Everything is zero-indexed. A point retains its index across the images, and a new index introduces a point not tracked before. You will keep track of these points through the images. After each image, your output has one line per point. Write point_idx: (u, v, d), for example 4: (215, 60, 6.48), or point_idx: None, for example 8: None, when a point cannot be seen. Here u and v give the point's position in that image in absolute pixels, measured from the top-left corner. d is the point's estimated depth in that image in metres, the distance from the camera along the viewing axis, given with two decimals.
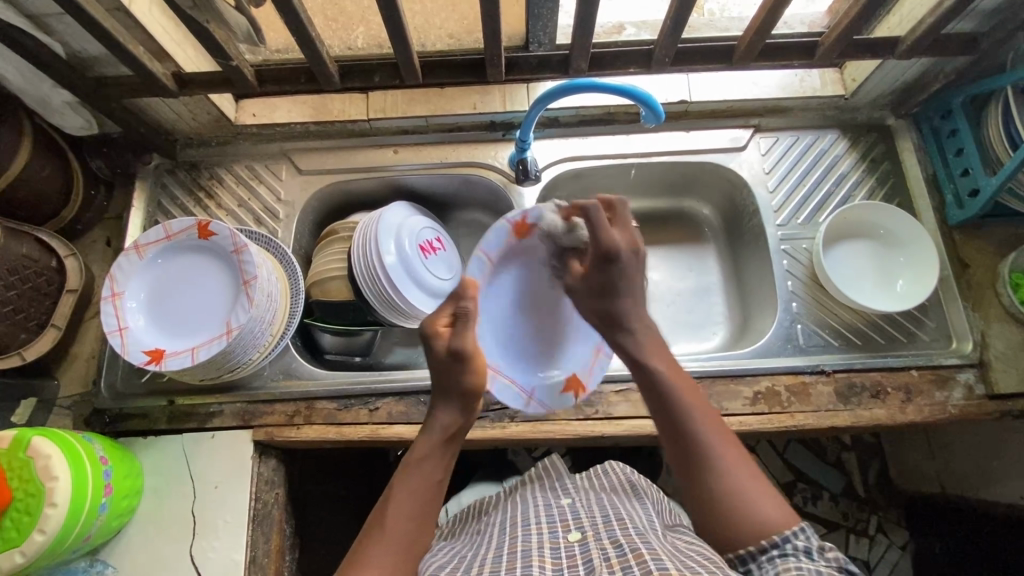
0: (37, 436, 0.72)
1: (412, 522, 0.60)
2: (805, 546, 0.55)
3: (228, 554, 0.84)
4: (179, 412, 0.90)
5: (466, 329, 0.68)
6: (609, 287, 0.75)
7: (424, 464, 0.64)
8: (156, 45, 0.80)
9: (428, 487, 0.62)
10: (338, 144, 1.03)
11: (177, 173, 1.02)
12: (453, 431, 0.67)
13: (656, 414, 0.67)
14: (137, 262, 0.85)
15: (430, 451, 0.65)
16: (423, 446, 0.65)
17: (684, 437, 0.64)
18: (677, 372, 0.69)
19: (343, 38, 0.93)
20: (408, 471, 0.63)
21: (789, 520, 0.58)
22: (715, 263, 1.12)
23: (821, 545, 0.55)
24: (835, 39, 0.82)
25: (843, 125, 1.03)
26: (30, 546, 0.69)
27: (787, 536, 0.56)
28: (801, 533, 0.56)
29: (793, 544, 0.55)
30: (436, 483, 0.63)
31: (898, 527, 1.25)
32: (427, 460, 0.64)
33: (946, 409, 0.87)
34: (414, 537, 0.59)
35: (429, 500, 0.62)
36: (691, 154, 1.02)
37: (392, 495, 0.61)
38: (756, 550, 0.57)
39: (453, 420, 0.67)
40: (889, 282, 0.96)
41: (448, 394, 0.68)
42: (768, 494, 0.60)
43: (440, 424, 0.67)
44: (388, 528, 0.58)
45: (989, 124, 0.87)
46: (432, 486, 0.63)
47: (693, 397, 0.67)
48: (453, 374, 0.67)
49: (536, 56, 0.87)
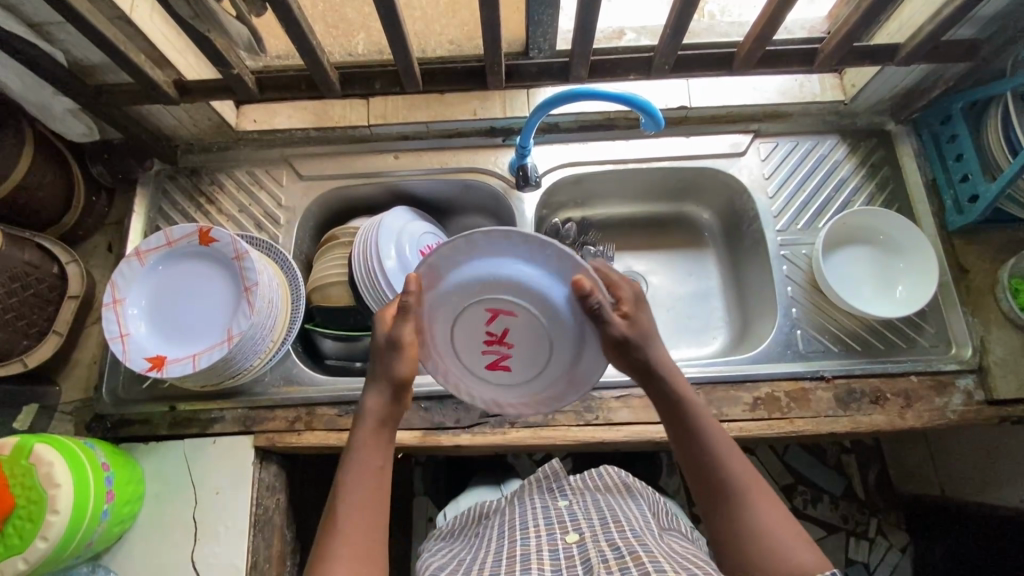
0: (38, 443, 0.72)
1: (360, 516, 0.59)
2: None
3: (228, 559, 0.84)
4: (181, 417, 0.91)
5: (404, 321, 0.67)
6: (646, 333, 0.70)
7: (362, 457, 0.63)
8: (157, 53, 0.80)
9: (370, 477, 0.62)
10: (339, 150, 1.03)
11: (177, 178, 1.02)
12: (384, 416, 0.66)
13: (690, 457, 0.66)
14: (138, 269, 0.85)
15: (368, 440, 0.65)
16: (361, 436, 0.65)
17: (721, 488, 0.62)
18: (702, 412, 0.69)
19: (344, 43, 0.94)
20: (350, 466, 0.62)
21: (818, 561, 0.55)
22: (715, 267, 1.12)
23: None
24: (835, 46, 0.82)
25: (843, 130, 1.04)
26: (32, 553, 0.69)
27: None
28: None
29: None
30: (381, 469, 0.63)
31: (897, 530, 1.25)
32: (368, 449, 0.64)
33: (945, 415, 0.88)
34: (364, 530, 0.58)
35: (376, 494, 0.61)
36: (690, 159, 1.02)
37: (340, 492, 0.60)
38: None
39: (381, 409, 0.66)
40: (888, 289, 0.96)
41: (379, 382, 0.67)
42: (796, 538, 0.58)
43: (370, 414, 0.66)
44: (345, 523, 0.58)
45: (989, 130, 0.87)
46: (377, 474, 0.62)
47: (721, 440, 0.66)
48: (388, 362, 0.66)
49: (536, 63, 0.87)
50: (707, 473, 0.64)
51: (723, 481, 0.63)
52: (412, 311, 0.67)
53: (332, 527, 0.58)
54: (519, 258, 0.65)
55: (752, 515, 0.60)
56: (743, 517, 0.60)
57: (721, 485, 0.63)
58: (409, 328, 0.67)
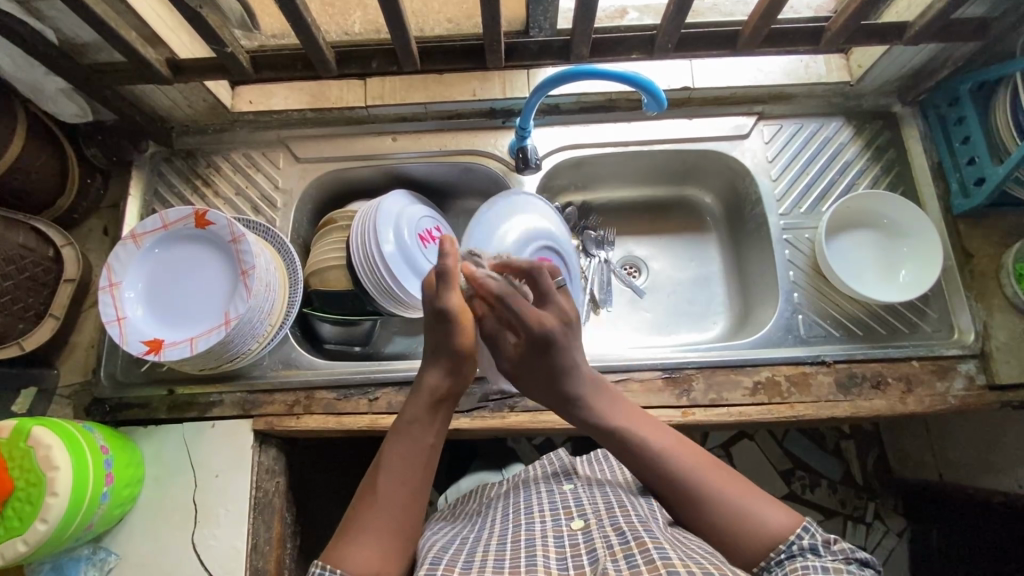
0: (37, 425, 0.72)
1: (403, 489, 0.59)
2: (811, 545, 0.56)
3: (230, 541, 0.85)
4: (180, 401, 0.91)
5: (448, 289, 0.64)
6: (553, 372, 0.67)
7: (413, 429, 0.63)
8: (149, 30, 0.79)
9: (418, 455, 0.62)
10: (336, 131, 1.02)
11: (173, 161, 1.01)
12: (441, 391, 0.65)
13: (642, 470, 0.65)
14: (134, 252, 0.84)
15: (418, 416, 0.64)
16: (413, 410, 0.64)
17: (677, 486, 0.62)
18: (642, 417, 0.68)
19: (340, 22, 0.92)
20: (397, 440, 0.62)
21: (789, 522, 0.59)
22: (716, 251, 1.11)
23: (827, 540, 0.56)
24: (843, 24, 0.80)
25: (849, 112, 1.02)
26: (33, 534, 0.69)
27: (793, 538, 0.57)
28: (806, 531, 0.57)
29: (799, 544, 0.56)
30: (427, 448, 0.63)
31: (895, 515, 1.26)
32: (415, 426, 0.63)
33: (946, 400, 0.87)
34: (407, 504, 0.59)
35: (422, 470, 0.61)
36: (693, 141, 1.01)
37: (383, 463, 0.61)
38: (766, 562, 0.57)
39: (441, 381, 0.65)
40: (892, 273, 0.95)
41: (438, 352, 0.66)
42: (772, 506, 0.60)
43: (427, 387, 0.65)
44: (382, 495, 0.58)
45: (998, 112, 0.85)
46: (423, 452, 0.62)
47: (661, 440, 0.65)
48: (446, 335, 0.64)
49: (537, 41, 0.85)
50: (660, 478, 0.63)
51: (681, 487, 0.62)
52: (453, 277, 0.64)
53: (370, 498, 0.59)
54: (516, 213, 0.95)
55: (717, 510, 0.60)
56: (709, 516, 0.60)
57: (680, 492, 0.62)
58: (456, 297, 0.64)
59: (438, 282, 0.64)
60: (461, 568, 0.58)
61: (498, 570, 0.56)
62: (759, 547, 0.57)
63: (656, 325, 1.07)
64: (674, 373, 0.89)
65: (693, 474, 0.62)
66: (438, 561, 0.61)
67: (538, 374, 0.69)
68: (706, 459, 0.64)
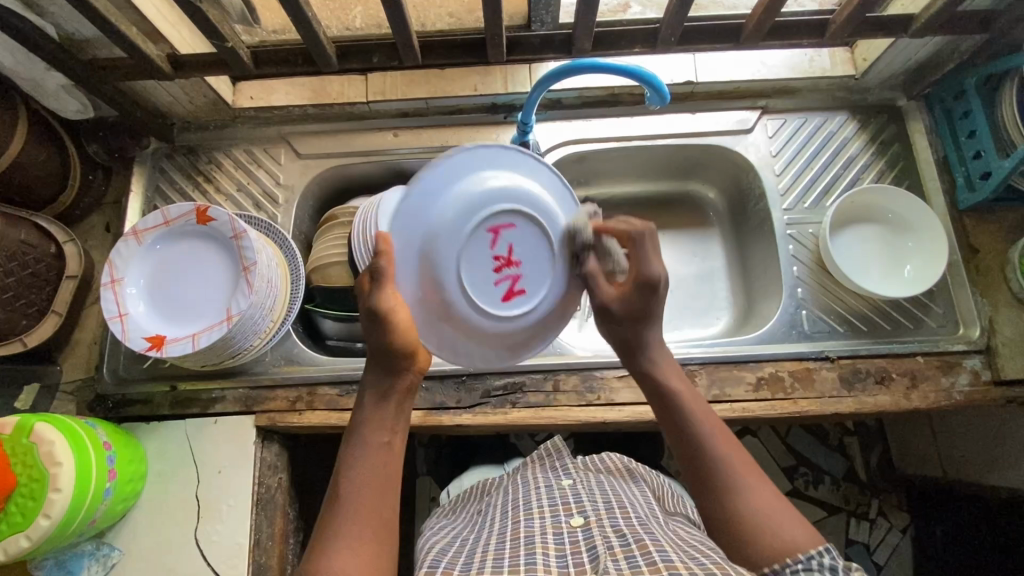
0: (39, 422, 0.72)
1: (370, 491, 0.58)
2: (831, 564, 0.54)
3: (232, 537, 0.85)
4: (182, 397, 0.91)
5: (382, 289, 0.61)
6: (644, 314, 0.67)
7: (365, 431, 0.62)
8: (150, 26, 0.78)
9: (376, 455, 0.60)
10: (338, 127, 1.01)
11: (175, 157, 1.01)
12: (388, 390, 0.63)
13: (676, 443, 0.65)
14: (136, 248, 0.84)
15: (370, 417, 0.63)
16: (364, 413, 0.63)
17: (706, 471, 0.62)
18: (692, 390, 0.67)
19: (341, 17, 0.92)
20: (353, 444, 0.61)
21: (811, 540, 0.57)
22: (719, 247, 1.11)
23: (849, 564, 0.54)
24: (847, 16, 0.79)
25: (854, 105, 1.01)
26: (35, 531, 0.69)
27: (813, 553, 0.55)
28: (828, 550, 0.54)
29: (818, 560, 0.54)
30: (384, 447, 0.61)
31: (899, 511, 1.24)
32: (368, 427, 0.62)
33: (951, 396, 0.87)
34: (376, 503, 0.58)
35: (383, 471, 0.60)
36: (697, 137, 1.00)
37: (345, 470, 0.59)
38: (779, 567, 0.55)
39: (383, 380, 0.63)
40: (897, 269, 0.94)
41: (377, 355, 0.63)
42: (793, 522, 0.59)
43: (373, 386, 0.64)
44: (347, 500, 0.57)
45: (1003, 105, 0.85)
46: (380, 452, 0.61)
47: (711, 419, 0.65)
48: (376, 335, 0.61)
49: (539, 35, 0.84)
50: (691, 457, 0.63)
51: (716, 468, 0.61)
52: (388, 276, 0.61)
53: (340, 503, 0.58)
54: (530, 177, 0.65)
55: (746, 504, 0.59)
56: (735, 505, 0.60)
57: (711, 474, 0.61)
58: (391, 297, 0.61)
59: (371, 280, 0.62)
60: (458, 571, 0.58)
61: (497, 569, 0.56)
62: (773, 552, 0.56)
63: None
64: (677, 368, 0.89)
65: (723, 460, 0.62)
66: (436, 565, 0.61)
67: (625, 321, 0.68)
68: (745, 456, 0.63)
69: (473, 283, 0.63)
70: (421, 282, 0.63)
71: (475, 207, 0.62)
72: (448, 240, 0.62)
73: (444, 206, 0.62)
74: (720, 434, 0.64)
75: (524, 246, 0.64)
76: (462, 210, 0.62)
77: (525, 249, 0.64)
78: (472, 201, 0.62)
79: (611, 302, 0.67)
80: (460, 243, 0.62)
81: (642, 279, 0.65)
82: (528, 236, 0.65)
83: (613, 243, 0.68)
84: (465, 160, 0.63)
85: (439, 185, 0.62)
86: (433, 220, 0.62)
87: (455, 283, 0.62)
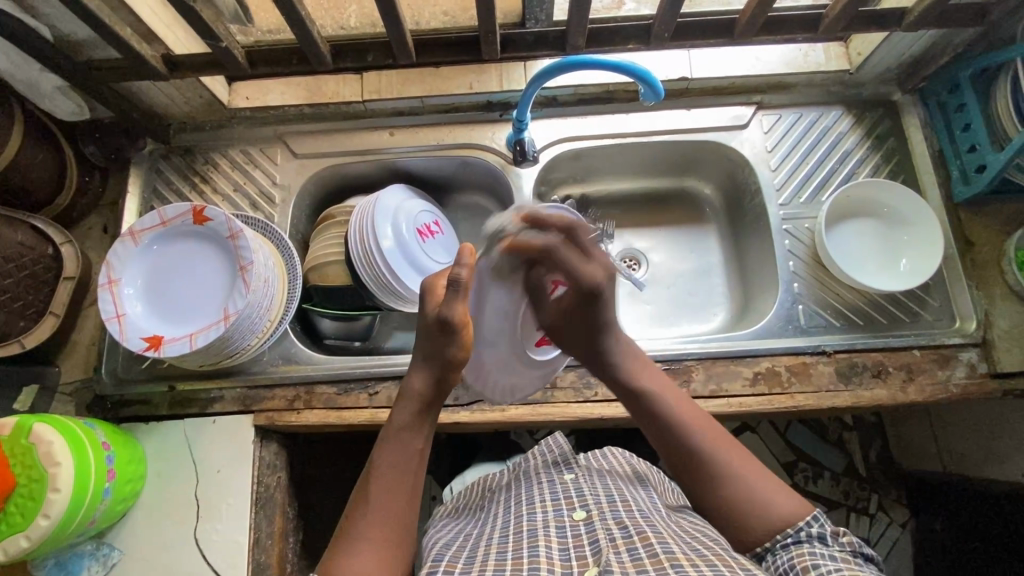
0: (38, 422, 0.73)
1: (395, 495, 0.58)
2: (820, 533, 0.55)
3: (232, 536, 0.85)
4: (181, 397, 0.91)
5: (455, 300, 0.61)
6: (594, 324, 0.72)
7: (403, 435, 0.62)
8: (144, 26, 0.79)
9: (409, 459, 0.61)
10: (333, 127, 1.01)
11: (171, 157, 1.01)
12: (429, 398, 0.64)
13: (655, 437, 0.66)
14: (133, 249, 0.85)
15: (408, 421, 0.62)
16: (401, 418, 0.62)
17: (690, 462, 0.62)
18: (668, 386, 0.69)
19: (336, 17, 0.93)
20: (386, 446, 0.61)
21: (802, 509, 0.58)
22: (716, 242, 1.11)
23: (836, 530, 0.56)
24: (840, 11, 0.79)
25: (848, 100, 1.01)
26: (35, 530, 0.69)
27: (802, 525, 0.56)
28: (817, 520, 0.56)
29: (807, 531, 0.55)
30: (417, 453, 0.61)
31: (898, 506, 1.25)
32: (405, 431, 0.62)
33: (947, 389, 0.87)
34: (400, 506, 0.58)
35: (413, 477, 0.60)
36: (692, 132, 1.00)
37: (374, 471, 0.60)
38: (772, 542, 0.56)
39: (426, 387, 0.63)
40: (892, 263, 0.95)
41: (430, 359, 0.63)
42: (783, 493, 0.60)
43: (412, 392, 0.63)
44: (374, 504, 0.57)
45: (997, 98, 0.85)
46: (412, 456, 0.61)
47: (686, 407, 0.66)
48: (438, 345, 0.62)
49: (533, 32, 0.85)
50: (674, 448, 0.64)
51: (692, 450, 0.63)
52: (466, 289, 0.60)
53: (364, 505, 0.58)
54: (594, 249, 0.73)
55: (732, 482, 0.60)
56: (721, 484, 0.60)
57: (690, 455, 0.62)
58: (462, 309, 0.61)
59: (450, 288, 0.61)
60: (462, 564, 0.59)
61: (500, 563, 0.56)
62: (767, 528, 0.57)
63: (657, 317, 1.06)
64: (674, 364, 0.89)
65: (706, 446, 0.62)
66: (441, 559, 0.62)
67: (579, 332, 0.73)
68: (724, 434, 0.64)
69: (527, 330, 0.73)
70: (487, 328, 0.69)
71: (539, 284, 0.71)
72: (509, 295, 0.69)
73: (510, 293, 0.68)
74: (697, 420, 0.65)
75: None
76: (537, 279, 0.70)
77: None
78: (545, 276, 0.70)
79: (549, 318, 0.73)
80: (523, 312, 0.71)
81: (581, 288, 0.69)
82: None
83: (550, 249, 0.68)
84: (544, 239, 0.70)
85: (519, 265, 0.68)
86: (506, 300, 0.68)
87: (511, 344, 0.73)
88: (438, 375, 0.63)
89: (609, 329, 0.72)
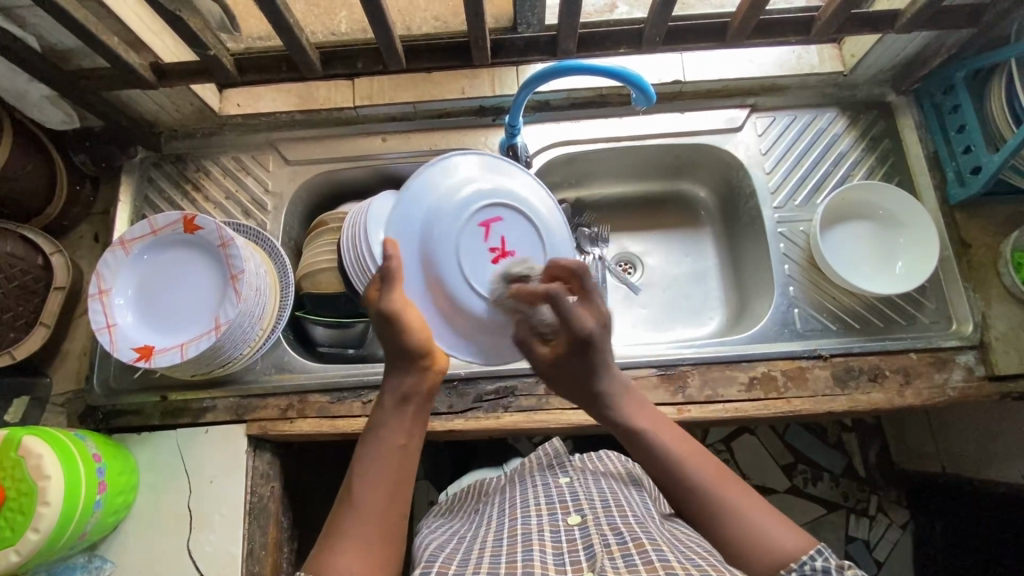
0: (28, 434, 0.72)
1: (382, 491, 0.58)
2: (824, 566, 0.53)
3: (225, 547, 0.85)
4: (173, 407, 0.90)
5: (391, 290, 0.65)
6: (582, 371, 0.69)
7: (383, 430, 0.62)
8: (131, 35, 0.78)
9: (393, 454, 0.60)
10: (326, 133, 1.01)
11: (163, 166, 1.00)
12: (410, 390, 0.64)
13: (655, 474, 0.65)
14: (123, 258, 0.84)
15: (389, 416, 0.63)
16: (383, 414, 0.63)
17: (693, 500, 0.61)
18: (664, 425, 0.67)
19: (326, 23, 0.93)
20: (368, 444, 0.61)
21: (801, 541, 0.55)
22: (711, 245, 1.11)
23: (841, 564, 0.53)
24: (832, 14, 0.79)
25: (842, 102, 1.01)
26: (25, 545, 0.69)
27: (805, 558, 0.53)
28: (820, 552, 0.53)
29: (811, 565, 0.53)
30: (402, 450, 0.61)
31: (897, 507, 1.25)
32: (387, 426, 0.62)
33: (945, 392, 0.86)
34: (387, 501, 0.57)
35: (398, 474, 0.59)
36: (686, 136, 1.00)
37: (359, 468, 0.59)
38: None
39: (403, 382, 0.65)
40: (888, 265, 0.94)
41: (397, 355, 0.65)
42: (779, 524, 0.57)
43: (393, 388, 0.65)
44: (358, 505, 0.56)
45: (992, 99, 0.84)
46: (398, 453, 0.61)
47: (684, 446, 0.65)
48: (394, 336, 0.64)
49: (524, 37, 0.84)
50: (677, 486, 0.62)
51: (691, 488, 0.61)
52: (396, 279, 0.65)
53: (351, 502, 0.57)
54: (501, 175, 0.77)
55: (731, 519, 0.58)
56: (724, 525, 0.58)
57: (691, 493, 0.61)
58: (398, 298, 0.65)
59: (383, 282, 0.65)
60: (456, 566, 0.58)
61: (495, 566, 0.56)
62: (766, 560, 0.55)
63: (653, 321, 1.06)
64: (669, 369, 0.88)
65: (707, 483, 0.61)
66: (434, 559, 0.61)
67: (570, 378, 0.70)
68: (721, 468, 0.63)
69: (483, 277, 0.73)
70: (432, 281, 0.72)
71: (464, 206, 0.73)
72: (441, 242, 0.72)
73: (422, 242, 0.73)
74: (698, 459, 0.63)
75: (512, 238, 0.74)
76: (455, 219, 0.73)
77: (516, 242, 0.75)
78: (454, 210, 0.73)
79: (546, 363, 0.71)
80: (454, 234, 0.72)
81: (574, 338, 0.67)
82: (516, 227, 0.75)
83: (545, 308, 0.71)
84: (450, 168, 0.76)
85: (428, 195, 0.74)
86: (427, 220, 0.73)
87: (455, 279, 0.72)
88: (403, 367, 0.65)
89: (603, 372, 0.69)
